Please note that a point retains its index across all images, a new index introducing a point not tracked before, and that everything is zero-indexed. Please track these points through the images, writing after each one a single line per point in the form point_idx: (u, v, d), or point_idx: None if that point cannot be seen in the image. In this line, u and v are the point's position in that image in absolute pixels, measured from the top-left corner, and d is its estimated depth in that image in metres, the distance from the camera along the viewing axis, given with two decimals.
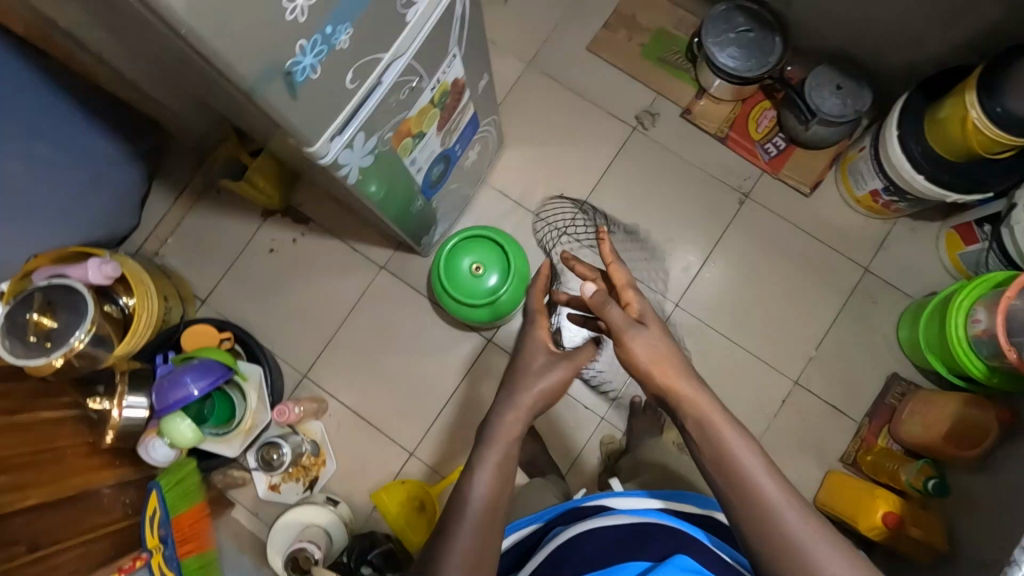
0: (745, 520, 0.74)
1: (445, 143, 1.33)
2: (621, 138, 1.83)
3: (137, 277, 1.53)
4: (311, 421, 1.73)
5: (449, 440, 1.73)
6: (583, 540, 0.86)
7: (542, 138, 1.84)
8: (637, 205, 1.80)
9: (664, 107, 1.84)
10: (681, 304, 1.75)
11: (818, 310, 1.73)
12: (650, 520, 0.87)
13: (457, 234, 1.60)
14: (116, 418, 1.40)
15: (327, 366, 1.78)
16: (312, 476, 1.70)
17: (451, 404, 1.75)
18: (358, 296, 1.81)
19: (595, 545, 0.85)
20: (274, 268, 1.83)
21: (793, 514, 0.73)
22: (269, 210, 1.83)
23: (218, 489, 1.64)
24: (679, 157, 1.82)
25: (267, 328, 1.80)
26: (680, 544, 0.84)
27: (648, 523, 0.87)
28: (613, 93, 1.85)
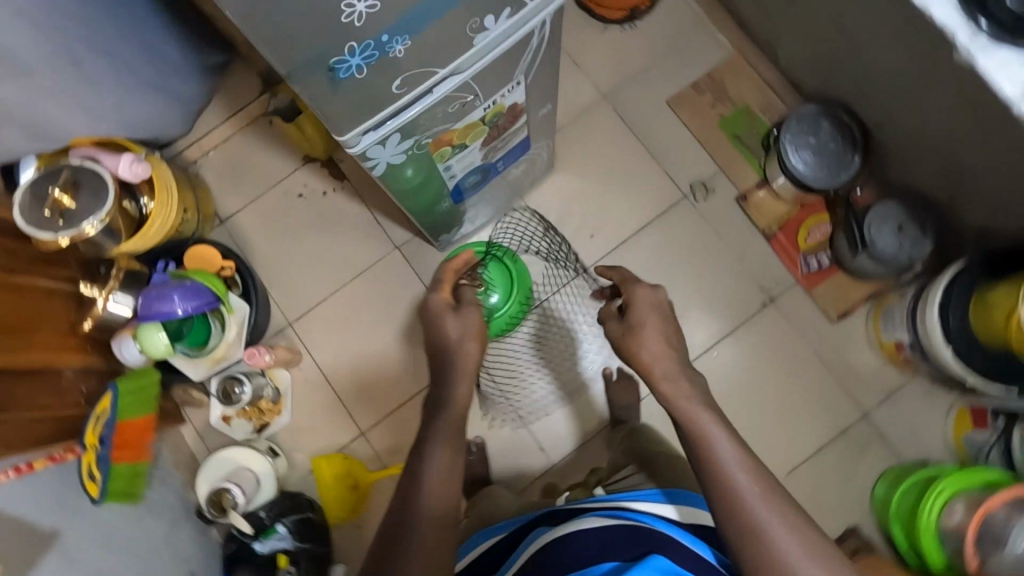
0: (736, 540, 0.84)
1: (487, 158, 1.32)
2: (669, 200, 1.79)
3: (164, 183, 1.54)
4: (281, 368, 1.75)
5: (401, 433, 1.74)
6: (566, 542, 0.86)
7: (592, 175, 1.81)
8: (660, 271, 1.76)
9: (721, 185, 1.78)
10: None
11: (801, 438, 1.67)
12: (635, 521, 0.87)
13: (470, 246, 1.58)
14: (99, 309, 1.47)
15: (314, 322, 1.80)
16: (265, 421, 1.72)
17: (415, 399, 1.75)
18: (365, 267, 1.82)
19: (580, 544, 0.85)
20: (297, 213, 1.85)
21: (783, 538, 0.82)
22: (310, 156, 1.85)
23: (174, 402, 1.68)
24: (718, 239, 1.76)
25: (271, 267, 1.83)
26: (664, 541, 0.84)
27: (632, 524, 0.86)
28: (677, 154, 1.80)
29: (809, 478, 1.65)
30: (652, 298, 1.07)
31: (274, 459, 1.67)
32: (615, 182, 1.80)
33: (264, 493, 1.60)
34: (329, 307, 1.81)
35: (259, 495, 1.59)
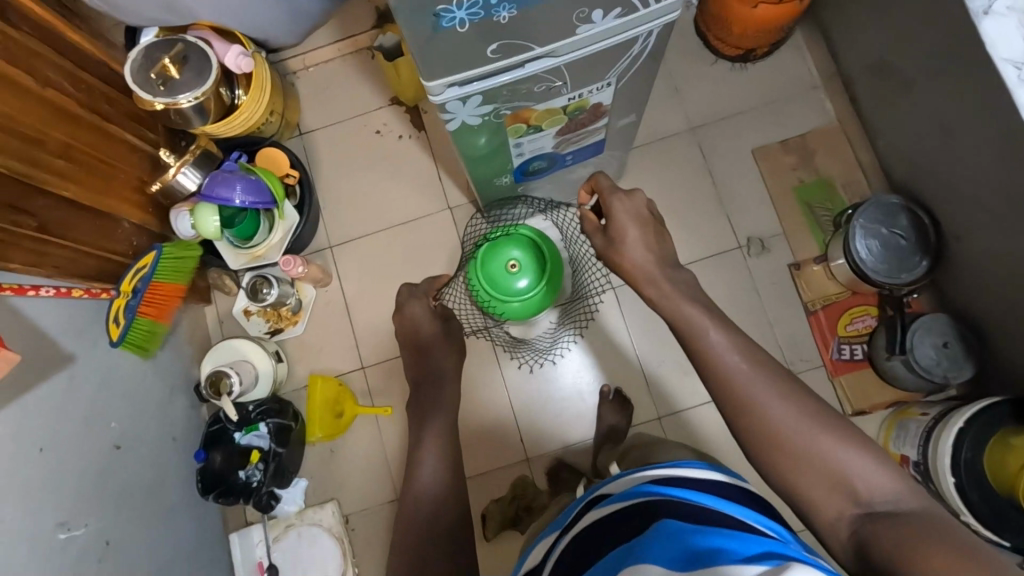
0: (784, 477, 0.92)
1: (557, 148, 1.34)
2: (721, 245, 1.77)
3: (260, 82, 1.65)
4: (309, 285, 1.84)
5: (396, 379, 1.80)
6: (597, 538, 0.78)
7: (655, 198, 1.81)
8: None
9: (778, 247, 1.75)
10: (662, 419, 1.72)
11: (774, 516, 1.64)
12: (656, 497, 0.78)
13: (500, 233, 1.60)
14: (169, 176, 1.58)
15: (352, 252, 1.88)
16: (279, 327, 1.82)
17: None
18: (414, 217, 1.88)
19: (609, 538, 0.77)
20: (369, 148, 1.92)
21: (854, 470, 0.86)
22: (399, 99, 1.92)
23: (206, 283, 1.78)
24: (758, 298, 1.74)
25: (330, 189, 1.91)
26: (701, 515, 0.73)
27: (652, 500, 0.78)
28: (744, 204, 1.78)
29: None
30: (629, 206, 1.17)
31: (277, 363, 1.76)
32: (675, 212, 1.80)
33: (258, 390, 1.69)
34: (370, 243, 1.88)
35: (253, 391, 1.68)
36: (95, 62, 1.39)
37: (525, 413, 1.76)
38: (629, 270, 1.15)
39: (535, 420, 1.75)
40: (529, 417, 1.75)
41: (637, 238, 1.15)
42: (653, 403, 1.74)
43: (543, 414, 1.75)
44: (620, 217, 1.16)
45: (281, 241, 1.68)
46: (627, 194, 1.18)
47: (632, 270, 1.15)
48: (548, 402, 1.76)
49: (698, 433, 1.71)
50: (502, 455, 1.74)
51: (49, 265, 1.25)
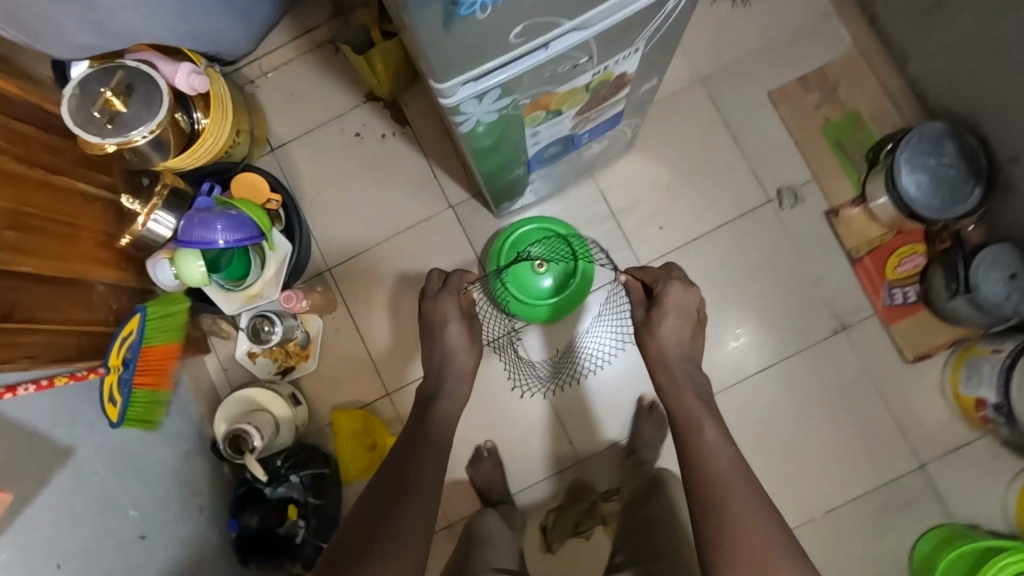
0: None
1: (575, 129, 1.19)
2: (749, 203, 1.64)
3: (220, 99, 1.45)
4: (314, 314, 1.68)
5: None
6: None
7: (672, 162, 1.67)
8: (726, 279, 1.63)
9: (812, 195, 1.62)
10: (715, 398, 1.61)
11: (846, 478, 1.56)
12: None
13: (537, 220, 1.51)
14: (138, 227, 1.39)
15: (353, 272, 1.71)
16: (290, 365, 1.67)
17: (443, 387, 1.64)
18: (414, 222, 1.72)
19: None
20: (350, 155, 1.74)
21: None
22: (374, 95, 1.73)
23: (200, 331, 1.62)
24: (797, 253, 1.62)
25: (317, 207, 1.73)
26: None
27: None
28: (768, 155, 1.65)
29: (842, 520, 1.55)
30: (679, 297, 1.30)
31: (296, 405, 1.61)
32: (695, 175, 1.66)
33: (283, 438, 1.55)
34: (371, 259, 1.72)
35: (278, 440, 1.54)
36: (25, 107, 1.19)
37: (575, 415, 1.61)
38: (657, 347, 1.25)
39: (587, 419, 1.61)
40: (579, 417, 1.61)
41: (675, 325, 1.27)
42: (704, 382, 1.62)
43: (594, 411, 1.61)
44: (671, 304, 1.28)
45: (277, 275, 1.51)
46: (686, 287, 1.31)
47: (654, 351, 1.26)
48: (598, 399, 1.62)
49: (753, 406, 1.61)
50: (553, 459, 1.61)
51: (22, 355, 1.06)
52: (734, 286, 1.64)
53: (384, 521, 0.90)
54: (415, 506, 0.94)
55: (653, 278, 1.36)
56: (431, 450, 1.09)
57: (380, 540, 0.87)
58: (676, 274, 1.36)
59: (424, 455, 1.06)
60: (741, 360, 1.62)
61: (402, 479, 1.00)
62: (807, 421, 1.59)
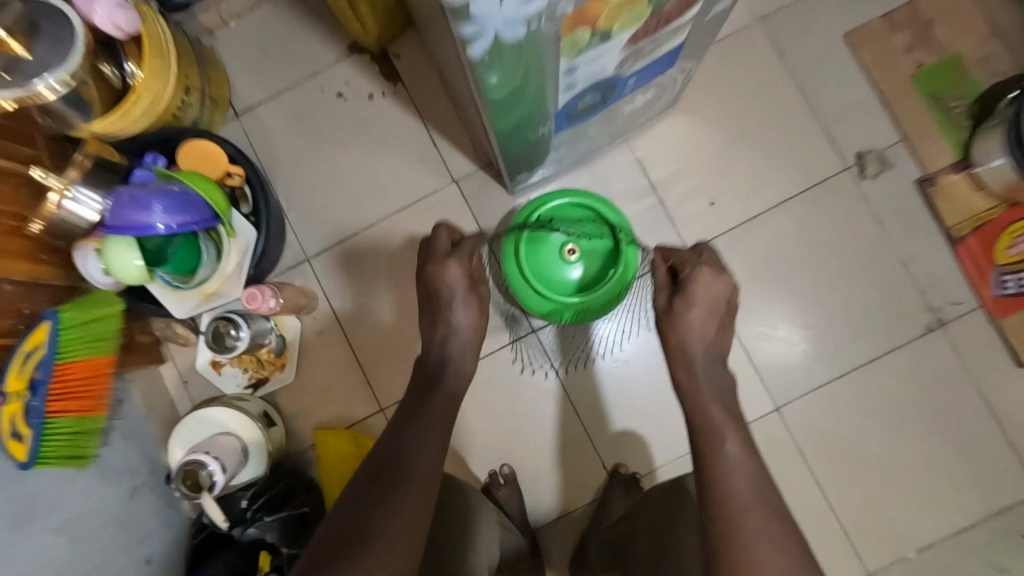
0: None
1: (622, 67, 0.88)
2: (821, 172, 1.33)
3: (159, 46, 1.13)
4: (290, 315, 1.40)
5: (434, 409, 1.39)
6: None
7: (725, 123, 1.35)
8: (793, 265, 1.33)
9: (900, 160, 1.32)
10: (780, 410, 1.32)
11: (944, 509, 1.28)
12: None
13: (572, 195, 1.18)
14: (51, 207, 1.09)
15: (338, 262, 1.42)
16: (262, 377, 1.39)
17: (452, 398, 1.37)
18: (409, 201, 1.42)
19: None
20: (330, 120, 1.43)
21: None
22: (359, 46, 1.42)
23: (152, 336, 1.34)
24: (882, 232, 1.32)
25: (291, 183, 1.43)
26: None
27: None
28: (845, 112, 1.33)
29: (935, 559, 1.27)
30: (710, 285, 1.03)
31: (268, 426, 1.33)
32: (754, 138, 1.35)
33: (251, 468, 1.26)
34: (357, 246, 1.42)
35: (243, 471, 1.25)
36: None
37: (597, 420, 1.37)
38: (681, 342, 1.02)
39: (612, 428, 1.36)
40: (604, 422, 1.36)
41: (703, 318, 1.02)
42: (767, 391, 1.32)
43: (620, 414, 1.36)
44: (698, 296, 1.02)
45: (238, 267, 1.20)
46: (719, 274, 1.05)
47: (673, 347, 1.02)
48: (625, 402, 1.36)
49: (826, 420, 1.32)
50: (575, 477, 1.36)
51: None
52: (801, 274, 1.34)
53: (375, 514, 0.77)
54: (413, 495, 0.80)
55: (680, 262, 1.08)
56: (438, 422, 0.93)
57: (370, 535, 0.74)
58: (707, 256, 1.08)
59: (428, 429, 0.90)
60: (811, 366, 1.33)
61: (398, 458, 0.85)
62: (893, 438, 1.30)
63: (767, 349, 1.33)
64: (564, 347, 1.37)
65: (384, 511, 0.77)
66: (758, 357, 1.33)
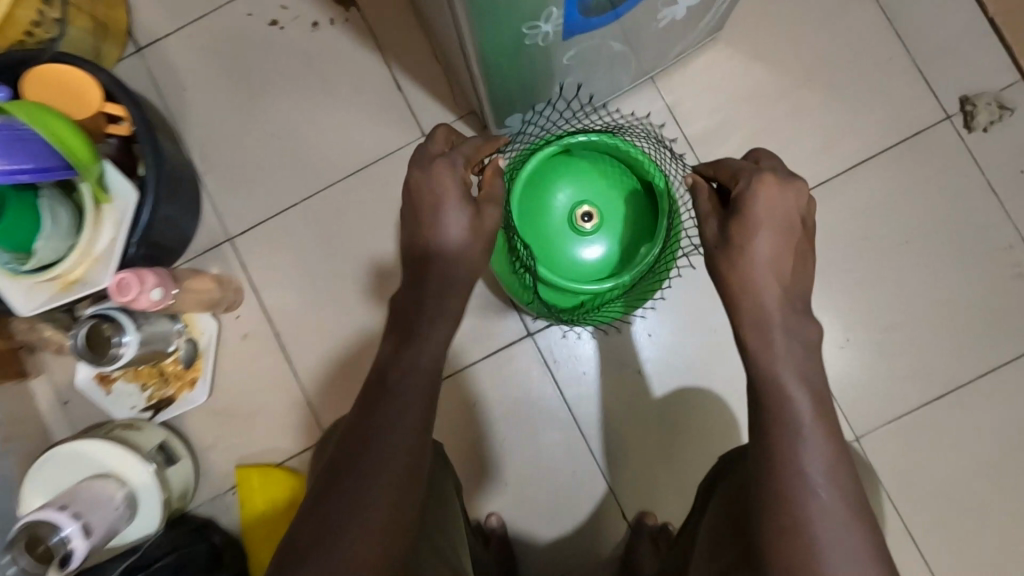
0: None
1: None
2: (912, 123, 1.00)
3: None
4: (204, 313, 1.05)
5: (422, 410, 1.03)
6: None
7: (781, 58, 1.02)
8: (876, 245, 1.00)
9: (1017, 107, 0.99)
10: (870, 437, 0.98)
11: None
12: None
13: (604, 134, 0.72)
14: None
15: (270, 243, 1.07)
16: (166, 396, 1.04)
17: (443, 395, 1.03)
18: (365, 162, 1.07)
19: None
20: (261, 56, 1.09)
21: None
22: None
23: (10, 342, 0.98)
24: (995, 202, 0.99)
25: (209, 139, 1.08)
26: None
27: None
28: (941, 44, 1.00)
29: None
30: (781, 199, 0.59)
31: (166, 464, 0.97)
32: (821, 79, 1.02)
33: (141, 523, 0.92)
34: (297, 222, 1.07)
35: (131, 527, 0.91)
36: None
37: (612, 453, 1.02)
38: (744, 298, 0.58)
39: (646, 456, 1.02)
40: (619, 454, 1.02)
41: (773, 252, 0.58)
42: (848, 412, 0.99)
43: (642, 444, 1.02)
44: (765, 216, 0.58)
45: (116, 243, 0.85)
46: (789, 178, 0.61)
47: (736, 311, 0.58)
48: (649, 428, 1.02)
49: (925, 456, 0.98)
50: (587, 531, 1.01)
51: None
52: (887, 259, 1.00)
53: (334, 528, 0.48)
54: (396, 479, 0.51)
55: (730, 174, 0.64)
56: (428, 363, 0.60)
57: (336, 536, 0.48)
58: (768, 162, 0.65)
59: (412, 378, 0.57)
60: (904, 383, 0.99)
61: (366, 435, 0.53)
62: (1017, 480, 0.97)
63: (842, 362, 1.00)
64: (560, 360, 1.03)
65: (347, 520, 0.49)
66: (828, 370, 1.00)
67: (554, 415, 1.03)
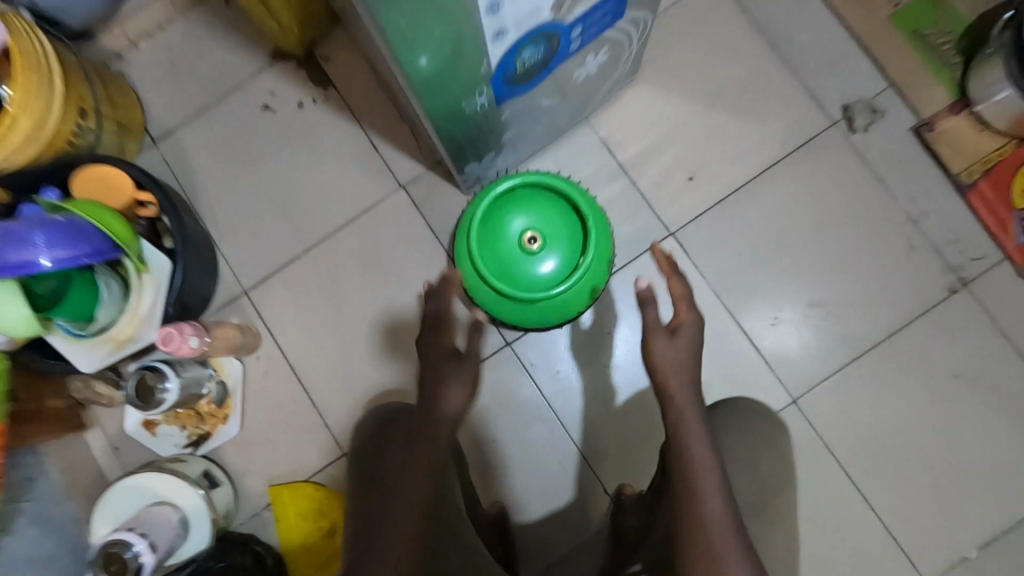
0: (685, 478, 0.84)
1: (560, 10, 0.74)
2: (803, 131, 1.20)
3: (38, 67, 0.98)
4: (230, 357, 1.22)
5: None
6: None
7: (689, 89, 1.23)
8: (790, 236, 1.19)
9: (890, 109, 1.18)
10: (828, 382, 1.15)
11: (995, 491, 1.11)
12: None
13: (522, 175, 0.95)
14: None
15: (282, 293, 1.26)
16: (203, 432, 1.21)
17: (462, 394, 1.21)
18: (353, 215, 1.26)
19: None
20: (256, 135, 1.29)
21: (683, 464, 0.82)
22: (281, 53, 1.29)
23: (70, 400, 1.16)
24: (883, 189, 1.18)
25: (222, 208, 1.28)
26: None
27: None
28: (823, 64, 1.21)
29: (1013, 561, 1.09)
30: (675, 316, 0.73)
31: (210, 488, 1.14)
32: (723, 103, 1.22)
33: (194, 540, 1.08)
34: (301, 271, 1.26)
35: (187, 544, 1.07)
36: None
37: (589, 439, 1.19)
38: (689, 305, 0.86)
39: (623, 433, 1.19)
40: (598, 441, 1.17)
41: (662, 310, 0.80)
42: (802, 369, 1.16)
43: (614, 438, 1.19)
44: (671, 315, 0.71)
45: (156, 304, 1.03)
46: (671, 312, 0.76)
47: None
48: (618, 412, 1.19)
49: (853, 408, 1.15)
50: (579, 510, 1.17)
51: None
52: (802, 247, 1.19)
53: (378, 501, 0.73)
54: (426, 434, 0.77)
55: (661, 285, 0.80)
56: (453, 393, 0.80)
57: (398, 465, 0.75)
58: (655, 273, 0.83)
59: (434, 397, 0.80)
60: (826, 347, 1.17)
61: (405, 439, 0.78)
62: (939, 423, 1.14)
63: (772, 336, 1.17)
64: (535, 362, 1.21)
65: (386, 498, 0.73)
66: (762, 345, 1.17)
67: (536, 409, 1.20)
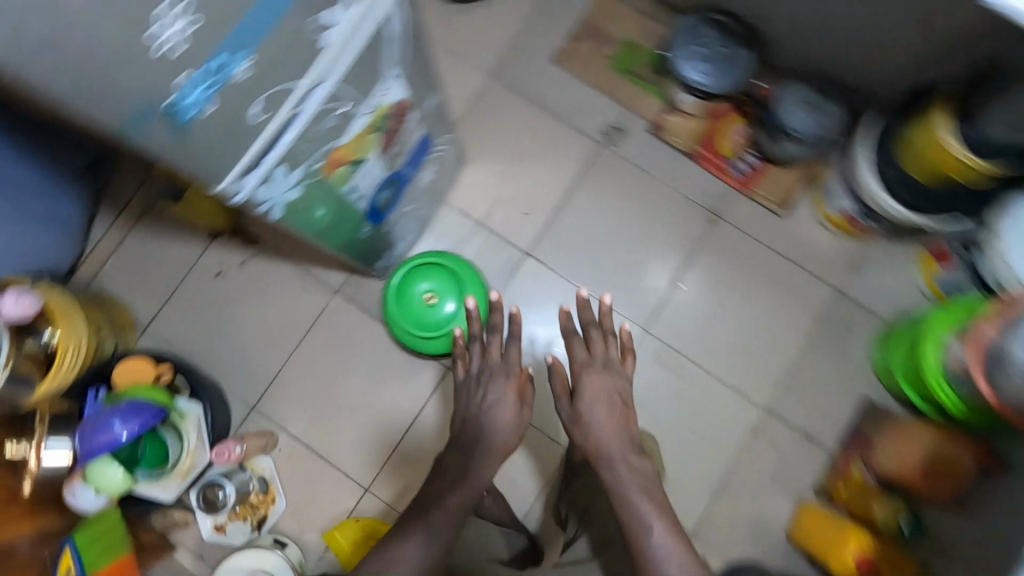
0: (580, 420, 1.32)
1: (391, 168, 1.22)
2: (584, 155, 1.75)
3: (65, 312, 1.40)
4: (260, 455, 1.64)
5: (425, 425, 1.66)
6: None
7: (502, 155, 1.76)
8: (603, 225, 1.73)
9: (632, 123, 1.76)
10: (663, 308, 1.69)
11: (790, 335, 1.66)
12: None
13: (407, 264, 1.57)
14: (35, 465, 1.29)
15: (279, 398, 1.69)
16: (261, 515, 1.61)
17: (432, 414, 1.66)
18: (309, 324, 1.71)
19: None
20: (218, 296, 1.73)
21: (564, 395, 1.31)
22: (215, 232, 1.74)
23: (156, 533, 1.56)
24: (647, 173, 1.74)
25: (215, 356, 1.71)
26: None
27: None
28: (580, 109, 1.77)
29: (814, 373, 1.64)
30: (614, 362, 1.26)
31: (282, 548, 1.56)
32: (527, 156, 1.76)
33: None
34: (287, 377, 1.70)
35: None
36: None
37: None
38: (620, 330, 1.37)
39: None
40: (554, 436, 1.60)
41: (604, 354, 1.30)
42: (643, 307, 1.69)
43: None
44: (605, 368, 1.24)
45: (198, 437, 1.47)
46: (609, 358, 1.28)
47: None
48: None
49: (684, 319, 1.69)
50: None
51: None
52: (613, 229, 1.73)
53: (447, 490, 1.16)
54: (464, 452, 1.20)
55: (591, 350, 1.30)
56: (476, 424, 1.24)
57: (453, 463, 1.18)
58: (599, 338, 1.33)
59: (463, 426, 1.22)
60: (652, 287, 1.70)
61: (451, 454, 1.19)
62: (738, 307, 1.68)
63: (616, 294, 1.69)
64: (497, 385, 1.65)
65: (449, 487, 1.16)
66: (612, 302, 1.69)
67: None
